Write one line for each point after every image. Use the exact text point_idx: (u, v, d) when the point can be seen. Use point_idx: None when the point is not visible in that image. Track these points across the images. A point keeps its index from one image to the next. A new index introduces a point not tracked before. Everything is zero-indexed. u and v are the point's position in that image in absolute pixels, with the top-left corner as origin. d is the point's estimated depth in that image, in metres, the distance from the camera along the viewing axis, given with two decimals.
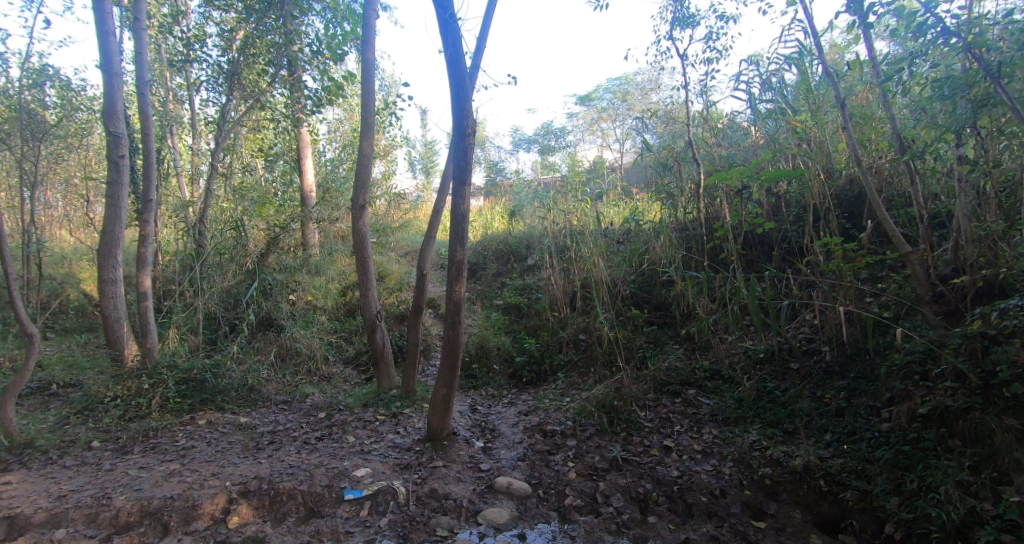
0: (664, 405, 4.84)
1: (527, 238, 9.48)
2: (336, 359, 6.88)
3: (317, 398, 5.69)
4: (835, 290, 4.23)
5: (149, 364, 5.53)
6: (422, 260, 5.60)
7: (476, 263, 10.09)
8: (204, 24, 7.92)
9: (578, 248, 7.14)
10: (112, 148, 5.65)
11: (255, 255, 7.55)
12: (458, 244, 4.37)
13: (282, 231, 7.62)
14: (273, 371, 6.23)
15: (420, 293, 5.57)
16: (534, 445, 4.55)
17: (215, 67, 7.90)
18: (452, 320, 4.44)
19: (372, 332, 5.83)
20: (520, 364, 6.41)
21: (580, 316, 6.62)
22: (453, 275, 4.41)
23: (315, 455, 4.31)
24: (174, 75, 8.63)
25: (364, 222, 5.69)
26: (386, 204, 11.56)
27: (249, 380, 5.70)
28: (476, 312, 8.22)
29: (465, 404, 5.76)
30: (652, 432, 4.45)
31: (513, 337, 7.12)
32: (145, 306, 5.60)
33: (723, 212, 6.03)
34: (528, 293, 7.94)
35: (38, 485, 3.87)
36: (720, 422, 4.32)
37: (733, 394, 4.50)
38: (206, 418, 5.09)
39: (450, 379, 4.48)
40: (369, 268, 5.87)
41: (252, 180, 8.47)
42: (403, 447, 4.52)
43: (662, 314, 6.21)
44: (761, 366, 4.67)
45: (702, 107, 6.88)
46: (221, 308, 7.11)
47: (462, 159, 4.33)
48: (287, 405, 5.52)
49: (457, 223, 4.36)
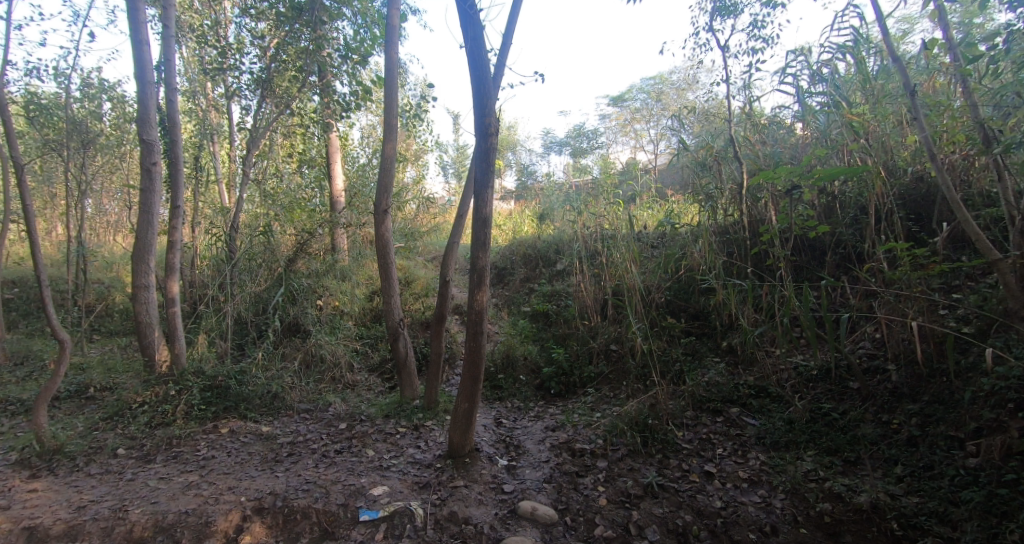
0: (704, 425, 4.47)
1: (556, 243, 9.18)
2: (360, 366, 6.78)
3: (340, 407, 5.55)
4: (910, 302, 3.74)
5: (177, 370, 5.45)
6: (445, 267, 5.39)
7: (504, 267, 9.85)
8: (240, 33, 7.99)
9: (609, 253, 6.80)
10: (145, 155, 5.52)
11: (284, 260, 7.50)
12: (480, 254, 4.14)
13: (309, 238, 7.56)
14: (297, 378, 6.14)
15: (443, 301, 5.36)
16: (562, 464, 4.25)
17: (249, 75, 7.94)
18: (473, 332, 4.21)
19: (394, 340, 5.67)
20: (547, 375, 6.12)
21: (612, 325, 6.27)
22: (475, 283, 4.18)
23: (333, 470, 4.13)
24: (215, 86, 8.81)
25: (387, 226, 5.54)
26: (414, 208, 11.49)
27: (273, 388, 5.56)
28: (503, 319, 7.98)
29: (489, 416, 5.51)
30: (691, 455, 4.09)
31: (541, 345, 6.83)
32: (173, 313, 5.55)
33: (769, 214, 5.60)
34: (556, 300, 7.64)
35: (60, 494, 3.81)
36: (769, 446, 3.94)
37: (783, 415, 4.11)
38: (229, 427, 4.94)
39: (472, 393, 4.25)
40: (392, 275, 5.70)
41: (283, 185, 8.46)
42: (423, 463, 4.31)
43: (701, 324, 5.83)
44: (814, 385, 4.26)
45: (744, 103, 6.45)
46: (250, 312, 7.08)
47: (484, 164, 4.11)
48: (309, 414, 5.41)
49: (477, 233, 4.13)
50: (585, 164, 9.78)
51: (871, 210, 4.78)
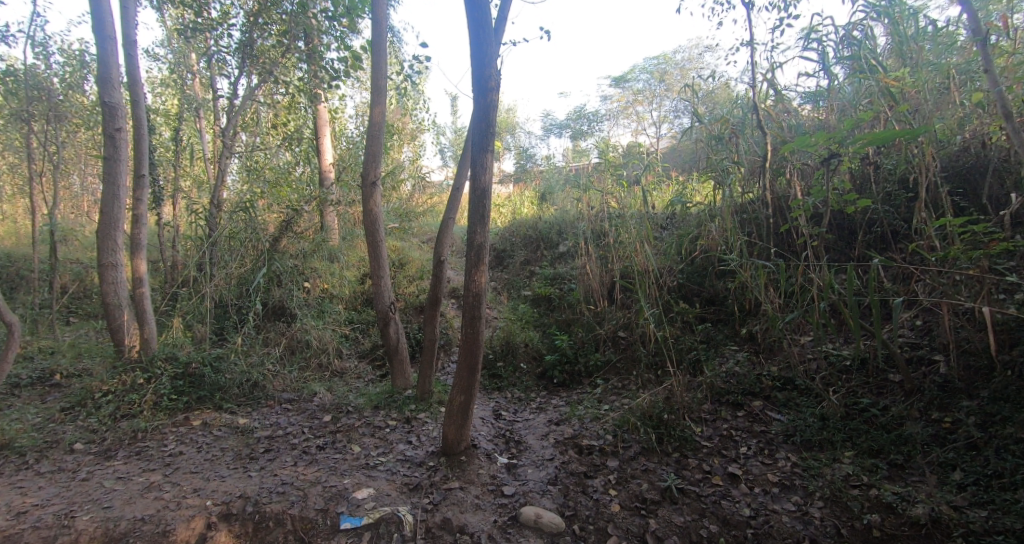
0: (724, 420, 4.07)
1: (558, 224, 8.70)
2: (350, 352, 6.35)
3: (326, 397, 5.12)
4: (949, 287, 3.43)
5: (147, 356, 4.96)
6: (440, 245, 4.92)
7: (503, 250, 9.38)
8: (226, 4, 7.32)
9: (617, 233, 6.34)
10: (107, 120, 4.94)
11: (269, 239, 6.99)
12: (478, 229, 3.69)
13: (295, 216, 7.02)
14: (281, 365, 5.70)
15: (437, 283, 4.90)
16: (568, 463, 3.84)
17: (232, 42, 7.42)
18: (470, 317, 3.78)
19: (385, 325, 5.23)
20: (550, 363, 5.70)
21: (619, 310, 5.84)
22: (472, 263, 3.73)
23: (313, 469, 3.70)
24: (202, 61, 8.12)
25: (377, 200, 5.05)
26: (409, 188, 10.96)
27: (253, 376, 5.13)
28: (502, 302, 7.54)
29: (488, 408, 5.10)
30: (712, 454, 3.69)
31: (543, 332, 6.40)
32: (141, 293, 5.05)
33: (794, 191, 5.13)
34: (559, 284, 7.19)
35: (1, 497, 3.36)
36: (800, 446, 3.54)
37: (815, 410, 3.70)
38: (202, 419, 4.50)
39: (469, 383, 3.84)
40: (382, 254, 5.22)
41: (269, 160, 7.89)
42: (415, 461, 3.89)
43: (716, 310, 5.42)
44: (849, 377, 3.85)
45: (765, 71, 5.95)
46: (232, 294, 6.60)
47: (483, 126, 3.62)
48: (292, 405, 4.97)
49: (474, 206, 3.67)
50: (588, 141, 9.27)
51: (913, 183, 4.32)
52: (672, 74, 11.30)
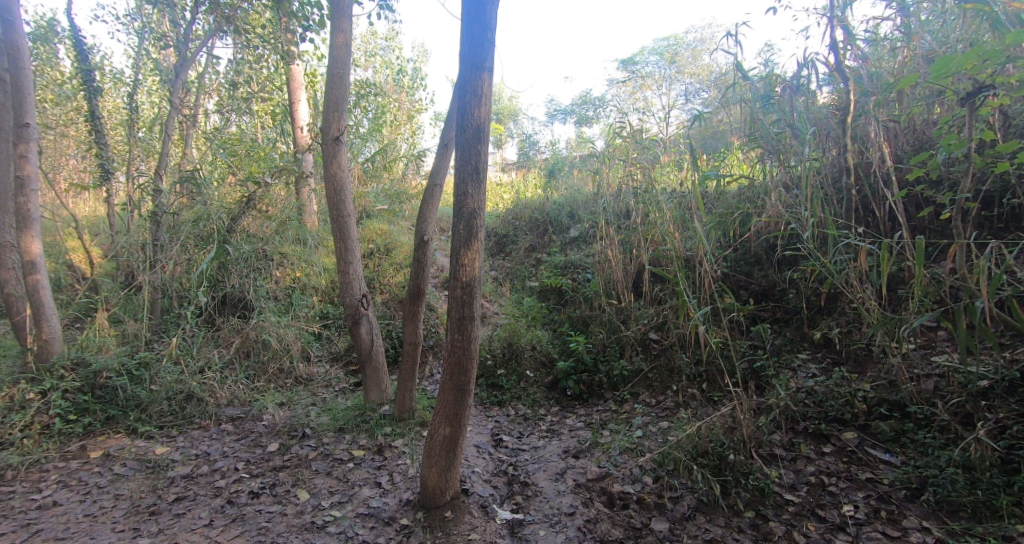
0: (807, 461, 2.99)
1: (569, 205, 7.57)
2: (320, 355, 5.25)
3: (279, 415, 4.02)
4: None
5: (45, 363, 3.79)
6: (423, 220, 3.78)
7: (505, 235, 8.19)
8: None
9: (646, 212, 5.17)
10: None
11: (229, 215, 5.68)
12: (471, 190, 2.57)
13: (259, 189, 5.82)
14: (229, 372, 4.60)
15: (419, 270, 3.77)
16: (596, 524, 2.78)
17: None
18: (457, 322, 2.68)
19: (354, 324, 4.10)
20: (563, 371, 4.60)
21: (649, 305, 4.72)
22: (461, 240, 2.61)
23: (234, 534, 2.62)
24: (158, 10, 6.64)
25: (344, 162, 3.91)
26: (402, 168, 9.83)
27: (186, 388, 4.02)
28: (504, 294, 6.41)
29: (485, 432, 4.04)
30: (803, 516, 2.62)
31: (552, 332, 5.29)
32: (36, 282, 3.90)
33: (884, 155, 3.98)
34: (572, 273, 6.06)
35: None
36: (936, 509, 2.47)
37: (951, 454, 2.61)
38: (104, 449, 3.40)
39: (456, 408, 2.76)
40: (351, 232, 4.07)
41: (234, 126, 6.67)
42: (382, 518, 2.81)
43: (773, 307, 4.33)
44: (991, 405, 2.75)
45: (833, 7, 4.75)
46: (179, 283, 5.46)
47: (478, 31, 2.46)
48: (234, 426, 3.88)
49: (462, 156, 2.56)
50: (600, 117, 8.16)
51: None
52: (684, 55, 10.24)
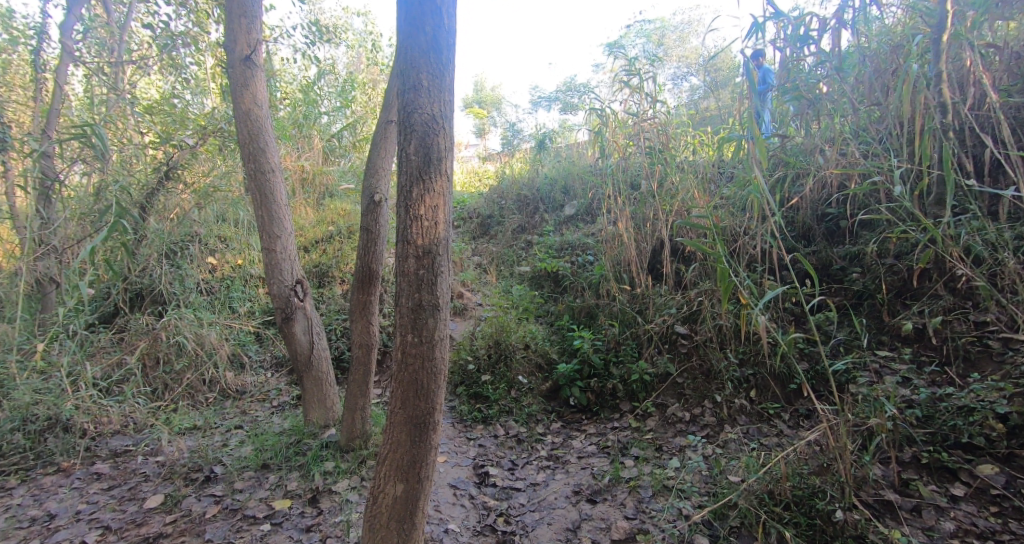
0: (938, 512, 2.05)
1: (563, 179, 6.55)
2: (258, 360, 4.17)
3: (184, 446, 2.97)
4: None
5: None
6: (374, 171, 2.72)
7: (490, 215, 7.11)
8: None
9: (665, 175, 4.15)
10: None
11: (141, 189, 4.50)
12: (426, 74, 1.56)
13: (180, 153, 4.60)
14: (129, 385, 3.50)
15: (370, 243, 2.71)
16: None
17: None
18: (410, 315, 1.65)
19: (287, 322, 3.00)
20: (566, 376, 3.58)
21: (674, 290, 3.72)
22: (413, 177, 1.58)
23: None
24: None
25: (262, 95, 2.84)
26: None
27: (47, 416, 3.00)
28: (490, 282, 5.36)
29: (466, 463, 3.04)
30: None
31: (549, 326, 4.28)
32: None
33: (992, 88, 2.99)
34: (570, 254, 5.04)
35: None
36: None
37: None
38: None
39: (413, 454, 1.73)
40: (281, 195, 2.98)
41: (158, 84, 5.46)
42: None
43: (835, 289, 3.32)
44: None
45: None
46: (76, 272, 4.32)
47: None
48: (115, 465, 2.82)
49: (408, 17, 1.55)
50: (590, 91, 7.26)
51: None
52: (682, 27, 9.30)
